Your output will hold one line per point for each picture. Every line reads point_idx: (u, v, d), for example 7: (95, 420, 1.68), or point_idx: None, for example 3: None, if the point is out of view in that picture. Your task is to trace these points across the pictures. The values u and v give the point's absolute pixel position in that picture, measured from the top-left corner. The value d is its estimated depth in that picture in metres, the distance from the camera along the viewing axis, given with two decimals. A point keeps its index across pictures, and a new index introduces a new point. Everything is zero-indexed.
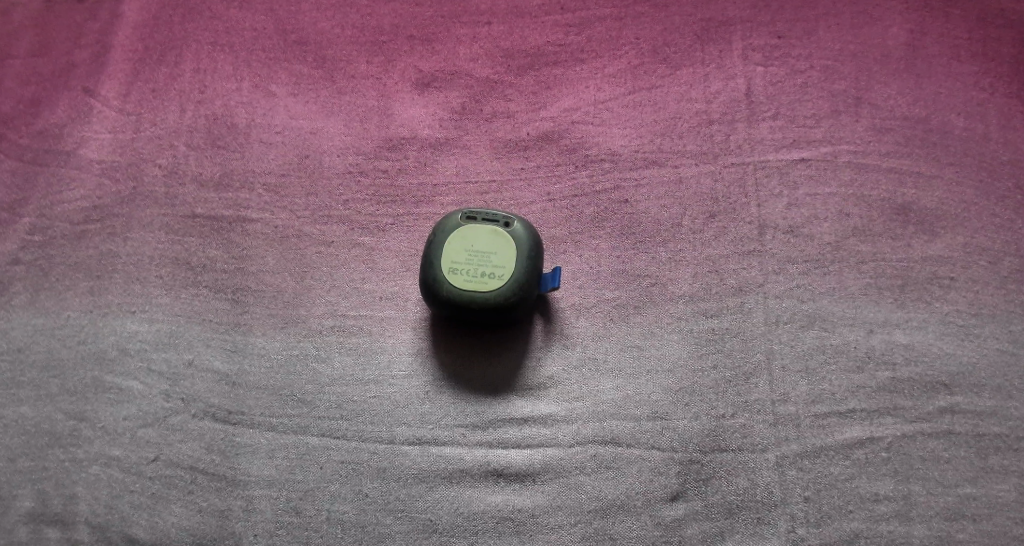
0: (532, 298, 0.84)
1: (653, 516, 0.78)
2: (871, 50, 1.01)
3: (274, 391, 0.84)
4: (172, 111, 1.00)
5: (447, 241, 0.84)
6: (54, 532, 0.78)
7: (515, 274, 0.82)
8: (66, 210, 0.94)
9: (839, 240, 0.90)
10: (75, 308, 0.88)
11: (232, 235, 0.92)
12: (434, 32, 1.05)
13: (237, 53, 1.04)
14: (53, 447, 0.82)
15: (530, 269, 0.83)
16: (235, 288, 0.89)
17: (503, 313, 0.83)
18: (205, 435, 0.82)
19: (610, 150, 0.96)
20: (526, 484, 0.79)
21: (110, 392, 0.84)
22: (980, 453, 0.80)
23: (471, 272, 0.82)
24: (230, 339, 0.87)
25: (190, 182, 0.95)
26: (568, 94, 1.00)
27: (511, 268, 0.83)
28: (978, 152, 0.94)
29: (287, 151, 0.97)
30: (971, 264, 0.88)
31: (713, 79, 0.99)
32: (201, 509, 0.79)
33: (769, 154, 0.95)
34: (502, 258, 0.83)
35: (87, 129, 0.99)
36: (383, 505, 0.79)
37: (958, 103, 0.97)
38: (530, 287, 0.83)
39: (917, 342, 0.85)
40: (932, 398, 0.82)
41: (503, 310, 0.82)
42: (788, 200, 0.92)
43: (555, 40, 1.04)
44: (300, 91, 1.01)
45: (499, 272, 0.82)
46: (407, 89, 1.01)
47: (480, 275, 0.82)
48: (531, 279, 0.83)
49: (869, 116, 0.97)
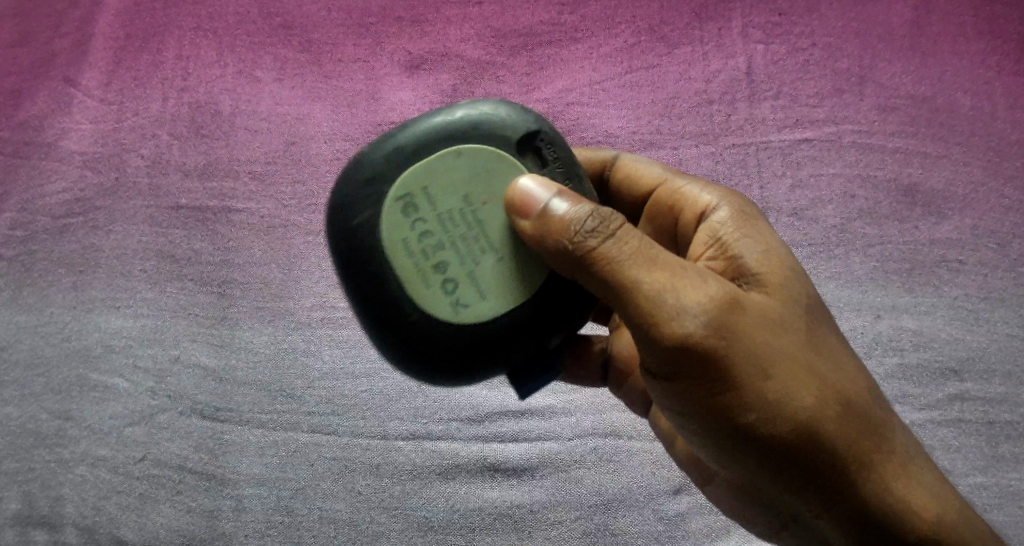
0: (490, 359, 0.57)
1: (655, 511, 0.77)
2: (875, 28, 0.97)
3: (263, 386, 0.82)
4: (154, 99, 0.96)
5: (457, 160, 0.57)
6: (41, 535, 0.76)
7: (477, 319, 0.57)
8: (48, 203, 0.91)
9: (845, 223, 0.88)
10: (59, 305, 0.86)
11: (218, 226, 0.89)
12: (423, 13, 1.00)
13: (220, 38, 0.99)
14: (38, 448, 0.79)
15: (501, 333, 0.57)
16: (222, 281, 0.86)
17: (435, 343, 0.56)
18: (193, 433, 0.80)
19: (607, 133, 0.93)
20: (524, 479, 0.77)
21: (95, 390, 0.82)
22: (990, 441, 0.78)
23: (425, 251, 0.56)
24: (216, 333, 0.84)
25: (174, 172, 0.92)
26: (563, 76, 0.96)
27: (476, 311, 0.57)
28: (985, 132, 0.92)
29: (273, 138, 0.94)
30: (980, 247, 0.86)
31: (713, 58, 0.96)
32: (190, 509, 0.77)
33: (772, 134, 0.92)
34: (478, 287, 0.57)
35: (69, 121, 0.95)
36: (377, 503, 0.77)
37: (965, 83, 0.94)
38: (490, 347, 0.57)
39: (926, 328, 0.83)
40: (941, 385, 0.81)
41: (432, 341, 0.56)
42: (792, 182, 0.90)
43: (549, 19, 0.99)
44: (285, 76, 0.97)
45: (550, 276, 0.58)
46: (395, 71, 0.97)
47: (525, 260, 0.57)
48: (495, 344, 0.57)
49: (874, 95, 0.94)
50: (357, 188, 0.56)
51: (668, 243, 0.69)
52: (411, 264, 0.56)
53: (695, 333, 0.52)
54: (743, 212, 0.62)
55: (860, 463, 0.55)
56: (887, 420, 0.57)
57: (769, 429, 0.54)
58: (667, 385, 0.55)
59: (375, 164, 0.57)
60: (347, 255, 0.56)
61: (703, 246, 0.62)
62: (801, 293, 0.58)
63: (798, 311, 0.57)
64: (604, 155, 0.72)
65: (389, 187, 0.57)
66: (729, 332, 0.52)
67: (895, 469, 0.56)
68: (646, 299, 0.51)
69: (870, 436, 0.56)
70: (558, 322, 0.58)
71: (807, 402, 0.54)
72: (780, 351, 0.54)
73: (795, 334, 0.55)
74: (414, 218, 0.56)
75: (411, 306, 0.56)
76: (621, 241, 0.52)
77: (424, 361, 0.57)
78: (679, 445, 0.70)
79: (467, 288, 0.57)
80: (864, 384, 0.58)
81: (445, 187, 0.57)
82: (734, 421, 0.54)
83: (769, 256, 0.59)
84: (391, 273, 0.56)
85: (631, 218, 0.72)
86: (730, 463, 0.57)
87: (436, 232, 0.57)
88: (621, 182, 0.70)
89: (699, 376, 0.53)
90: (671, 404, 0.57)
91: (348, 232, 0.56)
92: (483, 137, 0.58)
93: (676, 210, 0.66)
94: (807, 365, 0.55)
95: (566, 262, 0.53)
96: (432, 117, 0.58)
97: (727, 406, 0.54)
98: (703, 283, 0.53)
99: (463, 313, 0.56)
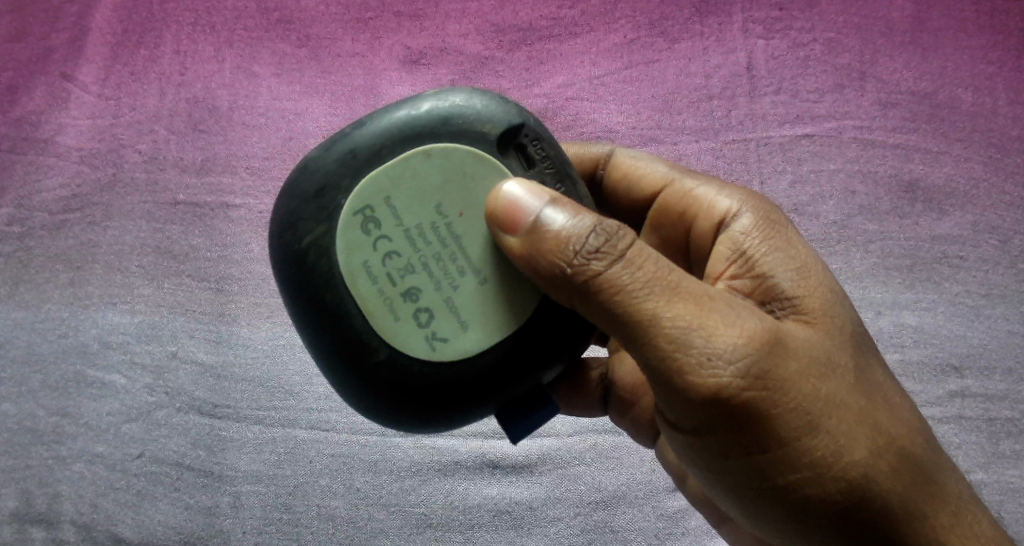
0: (476, 395, 0.55)
1: (656, 507, 0.76)
2: (877, 22, 0.96)
3: (261, 383, 0.81)
4: (151, 94, 0.95)
5: (426, 168, 0.54)
6: (39, 532, 0.75)
7: (457, 352, 0.54)
8: (44, 199, 0.89)
9: (846, 219, 0.88)
10: (55, 301, 0.85)
11: (216, 222, 0.89)
12: (422, 7, 0.99)
13: (218, 32, 0.97)
14: (35, 445, 0.79)
15: (486, 365, 0.54)
16: (219, 277, 0.86)
17: (415, 382, 0.54)
18: (190, 430, 0.79)
19: (607, 128, 0.93)
20: (523, 475, 0.77)
21: (93, 387, 0.81)
22: (991, 438, 0.78)
23: (396, 277, 0.54)
24: (214, 329, 0.83)
25: (171, 167, 0.91)
26: (562, 70, 0.96)
27: (458, 344, 0.54)
28: (986, 128, 0.92)
29: (271, 134, 0.93)
30: (981, 243, 0.87)
31: (713, 53, 0.95)
32: (188, 505, 0.76)
33: (772, 130, 0.92)
34: (457, 317, 0.54)
35: (66, 117, 0.93)
36: (375, 499, 0.77)
37: (967, 78, 0.94)
38: (474, 382, 0.54)
39: (927, 324, 0.83)
40: (942, 382, 0.81)
41: (413, 381, 0.54)
42: (792, 177, 0.90)
43: (548, 14, 0.98)
44: (283, 71, 0.96)
45: (528, 296, 0.55)
46: (394, 66, 0.97)
47: (501, 279, 0.54)
48: (480, 378, 0.54)
49: (875, 90, 0.93)
50: (307, 201, 0.54)
51: (673, 245, 0.67)
52: (374, 290, 0.54)
53: (735, 381, 0.48)
54: (769, 221, 0.60)
55: (914, 512, 0.52)
56: (942, 466, 0.54)
57: (816, 485, 0.50)
58: (704, 438, 0.52)
59: (329, 171, 0.54)
60: (298, 282, 0.53)
61: (724, 261, 0.59)
62: (840, 321, 0.55)
63: (839, 344, 0.54)
64: (596, 153, 0.69)
65: (345, 201, 0.54)
66: (771, 377, 0.49)
67: (954, 523, 0.53)
68: (680, 343, 0.48)
69: (922, 482, 0.52)
70: (536, 354, 0.55)
71: (857, 454, 0.51)
72: (826, 396, 0.51)
73: (837, 370, 0.52)
74: (376, 236, 0.54)
75: (375, 339, 0.54)
76: (631, 264, 0.48)
77: (406, 402, 0.54)
78: (691, 481, 0.68)
79: (438, 314, 0.54)
80: (915, 425, 0.54)
81: (410, 197, 0.54)
82: (777, 477, 0.51)
83: (799, 276, 0.56)
84: (350, 303, 0.53)
85: (630, 218, 0.70)
86: (769, 524, 0.54)
87: (403, 251, 0.54)
88: (618, 182, 0.69)
89: (740, 428, 0.50)
90: (707, 459, 0.53)
91: (298, 254, 0.53)
92: (450, 135, 0.55)
93: (688, 213, 0.65)
94: (856, 410, 0.52)
95: (567, 289, 0.49)
96: (392, 113, 0.55)
97: (769, 460, 0.50)
98: (742, 322, 0.49)
99: (433, 344, 0.54)
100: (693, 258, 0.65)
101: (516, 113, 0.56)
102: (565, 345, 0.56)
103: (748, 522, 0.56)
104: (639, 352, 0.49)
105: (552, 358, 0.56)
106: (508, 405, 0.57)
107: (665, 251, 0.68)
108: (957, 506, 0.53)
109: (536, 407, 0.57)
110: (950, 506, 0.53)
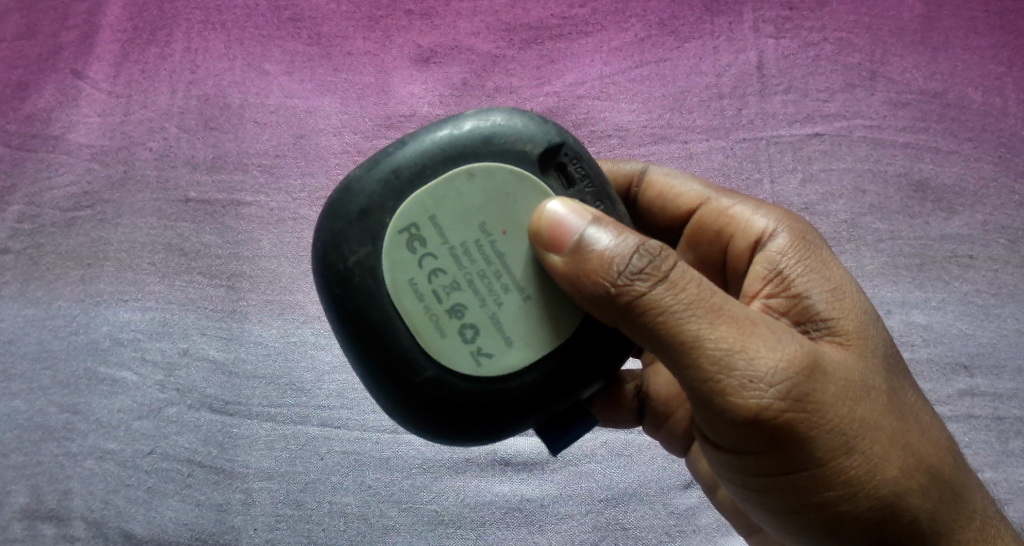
0: (517, 413, 0.55)
1: (666, 505, 0.77)
2: (887, 22, 0.96)
3: (273, 381, 0.81)
4: (162, 92, 0.95)
5: (469, 187, 0.54)
6: (50, 528, 0.76)
7: (500, 370, 0.54)
8: (55, 196, 0.90)
9: (855, 217, 0.88)
10: (66, 298, 0.85)
11: (227, 219, 0.89)
12: (433, 6, 0.99)
13: (229, 30, 0.97)
14: (46, 441, 0.79)
15: (527, 384, 0.55)
16: (230, 274, 0.86)
17: (456, 401, 0.54)
18: (202, 427, 0.80)
19: (618, 126, 0.93)
20: (534, 473, 0.78)
21: (104, 384, 0.81)
22: (1000, 436, 0.79)
23: (440, 295, 0.54)
24: (227, 328, 0.84)
25: (182, 165, 0.91)
26: (573, 68, 0.96)
27: (501, 363, 0.54)
28: (997, 128, 0.92)
29: (282, 131, 0.93)
30: (990, 243, 0.87)
31: (723, 52, 0.96)
32: (199, 502, 0.77)
33: (783, 129, 0.92)
34: (501, 335, 0.54)
35: (76, 113, 0.93)
36: (386, 496, 0.77)
37: (975, 78, 0.94)
38: (516, 400, 0.55)
39: (936, 323, 0.83)
40: (953, 380, 0.81)
41: (454, 399, 0.54)
42: (802, 175, 0.90)
43: (559, 13, 0.98)
44: (294, 69, 0.96)
45: (570, 313, 0.55)
46: (404, 64, 0.97)
47: (544, 297, 0.55)
48: (522, 397, 0.55)
49: (885, 90, 0.93)
50: (351, 222, 0.54)
51: (710, 263, 0.67)
52: (420, 308, 0.54)
53: (776, 403, 0.49)
54: (805, 242, 0.60)
55: (940, 529, 0.52)
56: (967, 482, 0.55)
57: (851, 503, 0.51)
58: (743, 458, 0.52)
59: (371, 192, 0.54)
60: (342, 300, 0.54)
61: (760, 281, 0.59)
62: (874, 342, 0.55)
63: (873, 365, 0.54)
64: (630, 171, 0.69)
65: (390, 220, 0.54)
66: (810, 399, 0.49)
67: (980, 538, 0.53)
68: (723, 365, 0.48)
69: (950, 499, 0.53)
70: (580, 370, 0.56)
71: (890, 473, 0.51)
72: (862, 418, 0.51)
73: (873, 391, 0.52)
74: (421, 255, 0.54)
75: (421, 358, 0.54)
76: (675, 286, 0.48)
77: (448, 420, 0.55)
78: (722, 493, 0.68)
79: (485, 332, 0.54)
80: (944, 443, 0.55)
81: (454, 215, 0.54)
82: (812, 495, 0.51)
83: (835, 298, 0.56)
84: (396, 321, 0.54)
85: (665, 235, 0.70)
86: (803, 539, 0.54)
87: (448, 269, 0.54)
88: (652, 199, 0.69)
89: (778, 449, 0.50)
90: (745, 477, 0.53)
91: (342, 274, 0.53)
92: (491, 155, 0.55)
93: (725, 231, 0.65)
94: (889, 430, 0.52)
95: (611, 309, 0.50)
96: (433, 132, 0.55)
97: (805, 478, 0.51)
98: (783, 346, 0.49)
99: (479, 361, 0.54)
100: (730, 275, 0.65)
101: (556, 132, 0.56)
102: (607, 360, 0.56)
103: (782, 536, 0.56)
104: (683, 374, 0.50)
105: (594, 373, 0.56)
106: (551, 420, 0.58)
107: (702, 268, 0.68)
108: (980, 522, 0.54)
109: (577, 420, 0.58)
110: (974, 520, 0.54)
